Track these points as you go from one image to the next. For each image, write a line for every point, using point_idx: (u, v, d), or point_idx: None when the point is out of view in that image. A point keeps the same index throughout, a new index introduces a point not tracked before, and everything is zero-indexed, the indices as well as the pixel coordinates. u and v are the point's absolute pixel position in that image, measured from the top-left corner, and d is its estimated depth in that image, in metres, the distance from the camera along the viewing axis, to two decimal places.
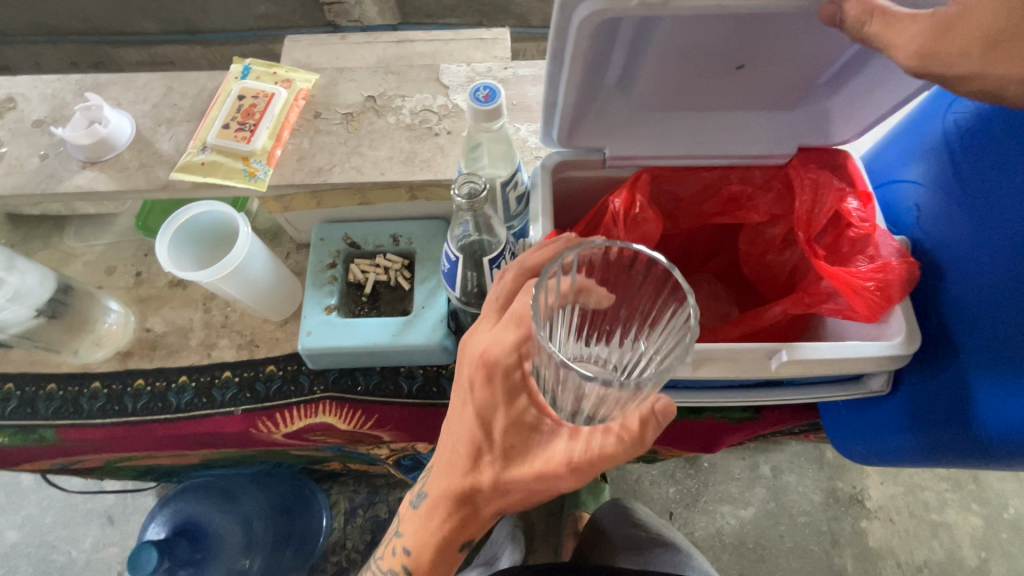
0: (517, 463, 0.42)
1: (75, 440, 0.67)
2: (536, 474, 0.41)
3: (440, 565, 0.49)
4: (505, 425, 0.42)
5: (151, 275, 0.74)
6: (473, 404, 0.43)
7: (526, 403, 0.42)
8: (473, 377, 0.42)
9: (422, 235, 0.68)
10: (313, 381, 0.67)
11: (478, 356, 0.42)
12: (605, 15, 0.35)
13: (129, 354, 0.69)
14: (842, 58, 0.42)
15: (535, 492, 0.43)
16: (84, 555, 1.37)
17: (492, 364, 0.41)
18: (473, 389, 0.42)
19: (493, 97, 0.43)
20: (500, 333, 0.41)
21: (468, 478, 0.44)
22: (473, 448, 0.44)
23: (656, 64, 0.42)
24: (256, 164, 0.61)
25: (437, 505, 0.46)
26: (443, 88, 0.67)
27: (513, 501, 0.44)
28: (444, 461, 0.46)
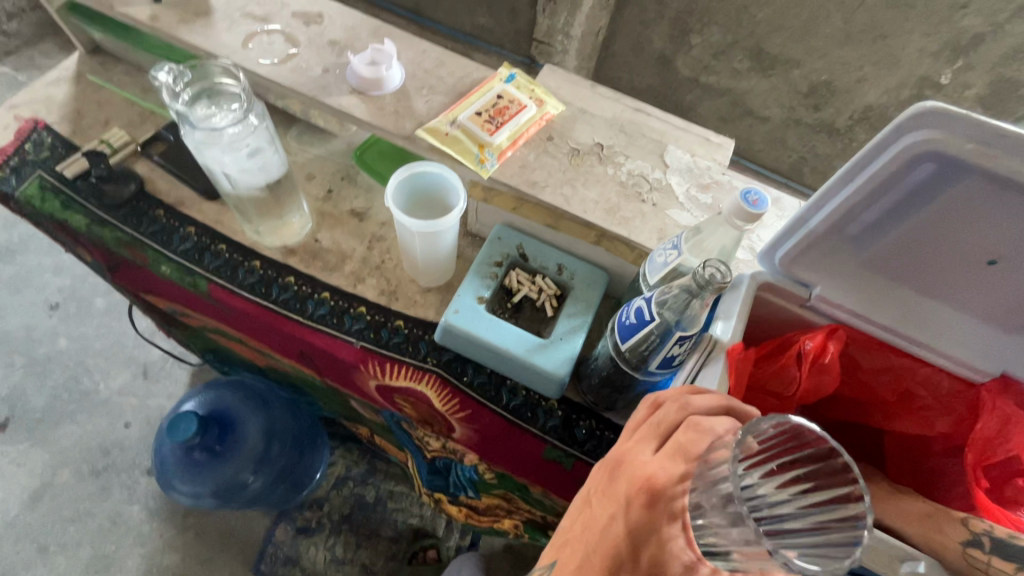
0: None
1: (217, 298, 0.74)
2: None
3: None
4: (653, 554, 0.42)
5: (339, 196, 0.81)
6: (623, 523, 0.44)
7: (677, 535, 0.41)
8: (629, 499, 0.44)
9: (584, 277, 0.71)
10: (430, 352, 0.71)
11: (643, 474, 0.44)
12: (927, 149, 0.38)
13: (293, 252, 0.76)
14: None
15: None
16: (107, 392, 1.45)
17: (655, 490, 0.43)
18: (628, 507, 0.43)
19: (762, 203, 0.46)
20: (667, 460, 0.44)
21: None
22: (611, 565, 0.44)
23: (915, 227, 0.45)
24: (488, 155, 0.68)
25: None
26: (663, 165, 0.73)
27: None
28: (571, 572, 0.46)
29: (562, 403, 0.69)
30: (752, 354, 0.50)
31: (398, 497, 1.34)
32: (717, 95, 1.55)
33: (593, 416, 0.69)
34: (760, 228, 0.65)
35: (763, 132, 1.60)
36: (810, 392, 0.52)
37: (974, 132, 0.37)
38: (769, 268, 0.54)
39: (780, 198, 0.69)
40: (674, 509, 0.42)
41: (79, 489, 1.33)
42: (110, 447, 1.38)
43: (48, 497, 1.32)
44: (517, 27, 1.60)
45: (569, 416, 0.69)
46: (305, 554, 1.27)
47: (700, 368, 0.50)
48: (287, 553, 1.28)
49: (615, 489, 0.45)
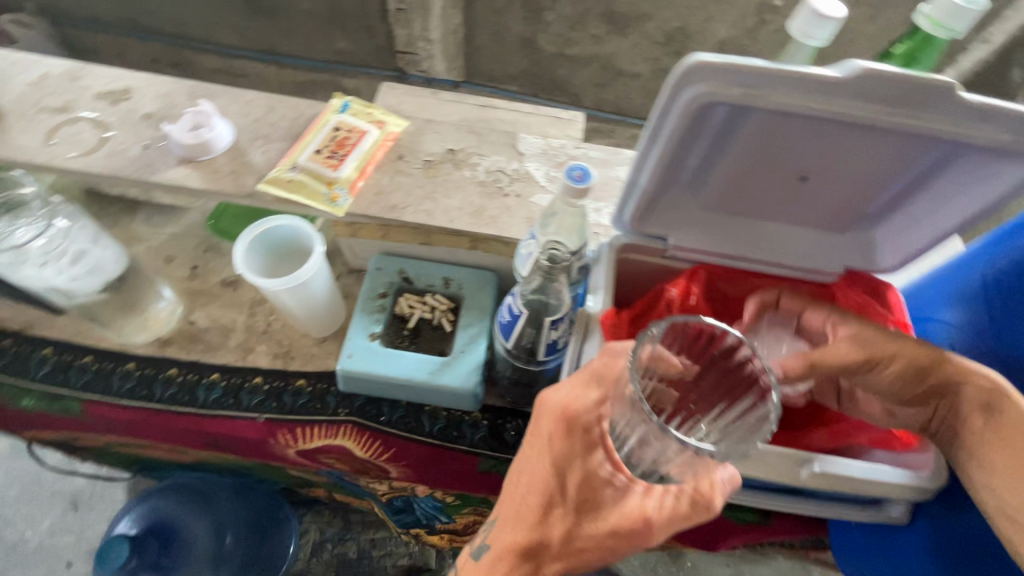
0: (589, 518, 0.46)
1: (98, 414, 0.68)
2: (610, 533, 0.45)
3: None
4: (580, 481, 0.46)
5: (206, 270, 0.77)
6: (550, 458, 0.46)
7: (602, 459, 0.45)
8: (552, 435, 0.45)
9: (473, 283, 0.71)
10: (339, 403, 0.68)
11: (558, 411, 0.45)
12: (708, 99, 0.40)
13: (168, 342, 0.71)
14: (897, 187, 0.47)
15: (607, 548, 0.46)
16: (38, 537, 1.32)
17: (573, 420, 0.45)
18: (552, 443, 0.45)
19: (586, 177, 0.47)
20: (581, 388, 0.45)
21: (539, 531, 0.47)
22: (544, 500, 0.47)
23: (733, 162, 0.47)
24: (339, 191, 0.66)
25: (502, 558, 0.49)
26: (518, 154, 0.73)
27: (577, 559, 0.48)
28: (513, 516, 0.49)
29: (485, 412, 0.69)
30: (625, 319, 0.51)
31: (381, 542, 1.30)
32: (586, 64, 1.58)
33: (518, 416, 0.69)
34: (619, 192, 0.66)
35: (635, 88, 1.65)
36: None
37: (739, 74, 0.38)
38: (625, 231, 0.55)
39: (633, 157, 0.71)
40: (592, 437, 0.45)
41: None
42: None
43: None
44: (378, 44, 1.57)
45: (495, 423, 0.68)
46: None
47: (581, 347, 0.51)
48: None
49: (537, 430, 0.47)
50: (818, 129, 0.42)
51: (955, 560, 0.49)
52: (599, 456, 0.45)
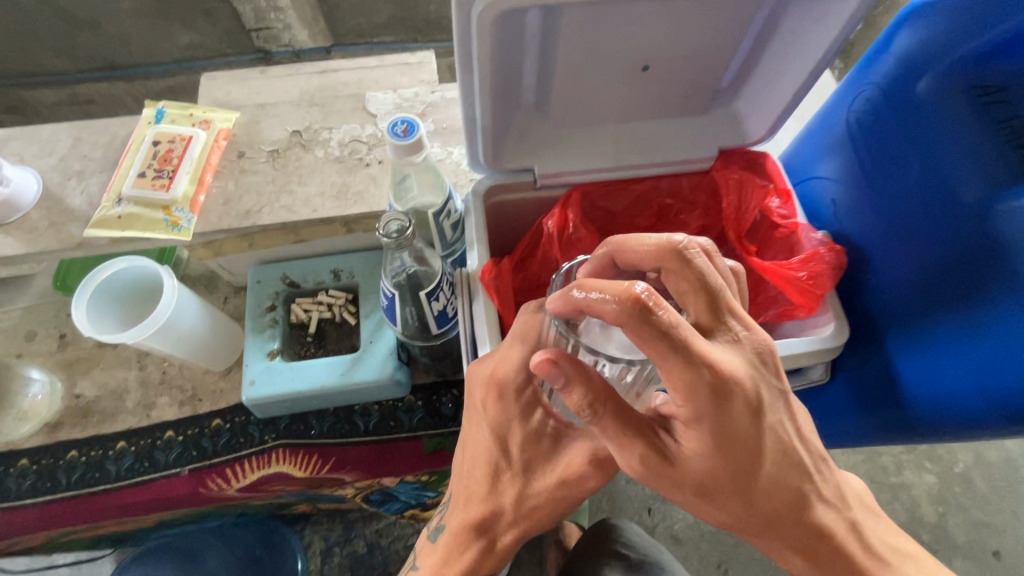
0: (540, 475, 0.42)
1: (5, 523, 0.62)
2: (566, 483, 0.41)
3: None
4: (522, 440, 0.42)
5: (77, 336, 0.69)
6: (487, 425, 0.42)
7: (542, 415, 0.42)
8: (485, 402, 0.41)
9: (364, 268, 0.66)
10: (264, 429, 0.64)
11: (487, 378, 0.41)
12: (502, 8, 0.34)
13: (59, 424, 0.64)
14: (741, 48, 0.45)
15: (565, 501, 0.43)
16: None
17: (501, 384, 0.40)
18: (484, 408, 0.41)
19: (412, 130, 0.42)
20: (507, 350, 0.40)
21: (490, 503, 0.43)
22: (489, 471, 0.43)
23: (570, 69, 0.43)
24: (179, 212, 0.59)
25: (461, 537, 0.45)
26: (371, 117, 0.66)
27: (538, 520, 0.44)
28: (464, 489, 0.45)
29: (418, 392, 0.66)
30: (505, 268, 0.47)
31: (387, 529, 1.26)
32: None
33: (451, 386, 0.66)
34: None
35: None
36: None
37: None
38: (485, 172, 0.50)
39: None
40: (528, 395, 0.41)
41: None
42: None
43: None
44: (226, 27, 1.31)
45: (430, 400, 0.66)
46: None
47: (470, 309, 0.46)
48: None
49: (471, 402, 0.42)
50: (636, 8, 0.38)
51: (874, 403, 0.50)
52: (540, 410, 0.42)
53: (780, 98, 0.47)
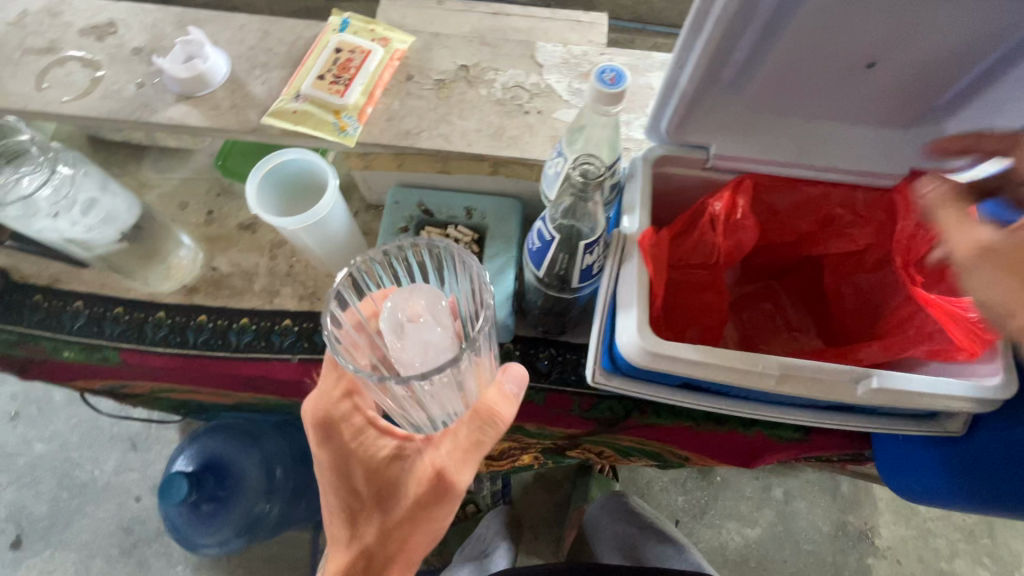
0: (391, 507, 0.50)
1: (135, 363, 0.69)
2: (415, 506, 0.49)
3: None
4: (368, 475, 0.50)
5: (221, 215, 0.74)
6: (328, 470, 0.51)
7: (378, 440, 0.50)
8: (319, 441, 0.50)
9: (496, 212, 0.67)
10: None
11: (316, 420, 0.49)
12: None
13: (195, 289, 0.70)
14: (982, 62, 0.41)
15: (419, 526, 0.50)
16: (105, 476, 1.42)
17: (329, 424, 0.49)
18: (323, 450, 0.50)
19: (619, 80, 0.41)
20: (327, 387, 0.50)
21: (358, 541, 0.51)
22: (350, 509, 0.51)
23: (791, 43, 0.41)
24: (347, 119, 0.61)
25: None
26: (537, 66, 0.66)
27: (407, 548, 0.51)
28: (337, 534, 0.53)
29: (517, 342, 0.68)
30: (663, 239, 0.48)
31: None
32: None
33: (550, 345, 0.67)
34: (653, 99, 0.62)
35: None
36: (731, 251, 0.51)
37: None
38: (661, 142, 0.50)
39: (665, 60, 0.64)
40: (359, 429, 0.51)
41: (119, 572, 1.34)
42: (131, 523, 1.38)
43: None
44: None
45: (528, 352, 0.67)
46: None
47: (619, 271, 0.47)
48: None
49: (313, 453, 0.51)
50: None
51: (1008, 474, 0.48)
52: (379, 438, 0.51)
53: (1007, 120, 0.43)
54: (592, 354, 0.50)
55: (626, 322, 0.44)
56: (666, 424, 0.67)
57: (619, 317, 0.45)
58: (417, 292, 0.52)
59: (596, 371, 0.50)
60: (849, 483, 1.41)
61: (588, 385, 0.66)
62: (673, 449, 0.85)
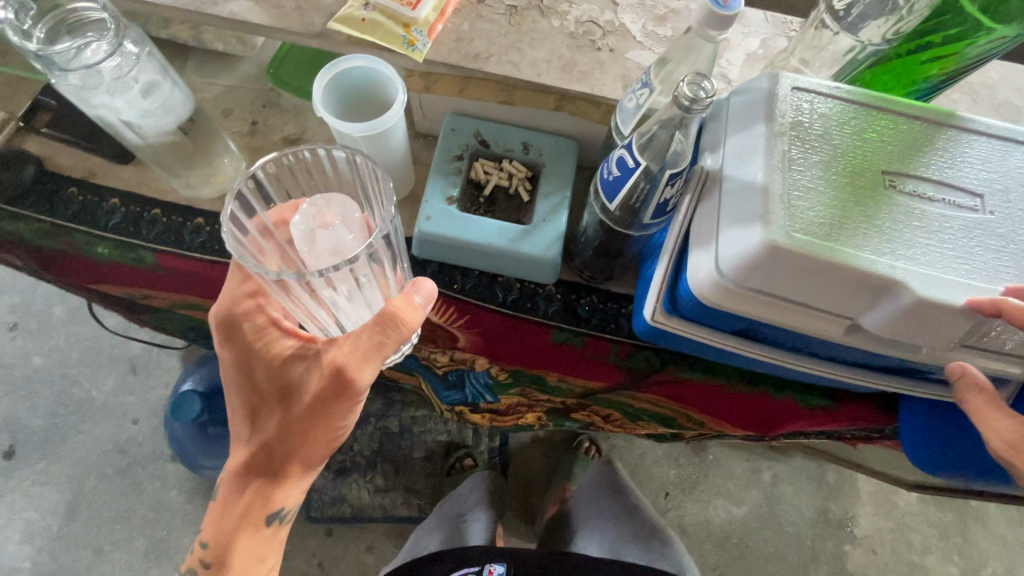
0: (291, 404, 0.57)
1: (173, 267, 0.68)
2: (317, 398, 0.55)
3: (259, 518, 0.62)
4: (267, 373, 0.57)
5: (266, 127, 0.72)
6: (232, 364, 0.59)
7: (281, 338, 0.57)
8: (226, 335, 0.58)
9: (553, 150, 0.66)
10: (413, 269, 0.66)
11: (224, 316, 0.57)
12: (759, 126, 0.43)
13: None
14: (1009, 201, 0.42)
15: (313, 418, 0.57)
16: (103, 396, 1.41)
17: (235, 322, 0.57)
18: (228, 346, 0.58)
19: (732, 4, 0.41)
20: (241, 289, 0.58)
21: (261, 430, 0.60)
22: (248, 401, 0.59)
23: (794, 210, 0.40)
24: (417, 34, 0.59)
25: (243, 464, 0.61)
26: (612, 4, 0.64)
27: (305, 440, 0.59)
28: (240, 423, 0.61)
29: (559, 286, 0.67)
30: None
31: (422, 420, 1.41)
32: None
33: (592, 292, 0.67)
34: (728, 51, 0.60)
35: None
36: None
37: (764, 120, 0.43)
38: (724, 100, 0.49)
39: (742, 12, 0.63)
40: (267, 329, 0.57)
41: (111, 491, 1.34)
42: (126, 445, 1.37)
43: (84, 506, 1.32)
44: None
45: (570, 297, 0.67)
46: (350, 492, 1.33)
47: (696, 206, 0.47)
48: (332, 495, 1.33)
49: (224, 353, 0.59)
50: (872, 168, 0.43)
51: None
52: (284, 339, 0.57)
53: None
54: (654, 294, 0.50)
55: (702, 259, 0.44)
56: (697, 380, 0.68)
57: (695, 255, 0.45)
58: (328, 199, 0.55)
59: (658, 312, 0.50)
60: (836, 472, 1.45)
61: (628, 334, 0.66)
62: (689, 413, 0.86)
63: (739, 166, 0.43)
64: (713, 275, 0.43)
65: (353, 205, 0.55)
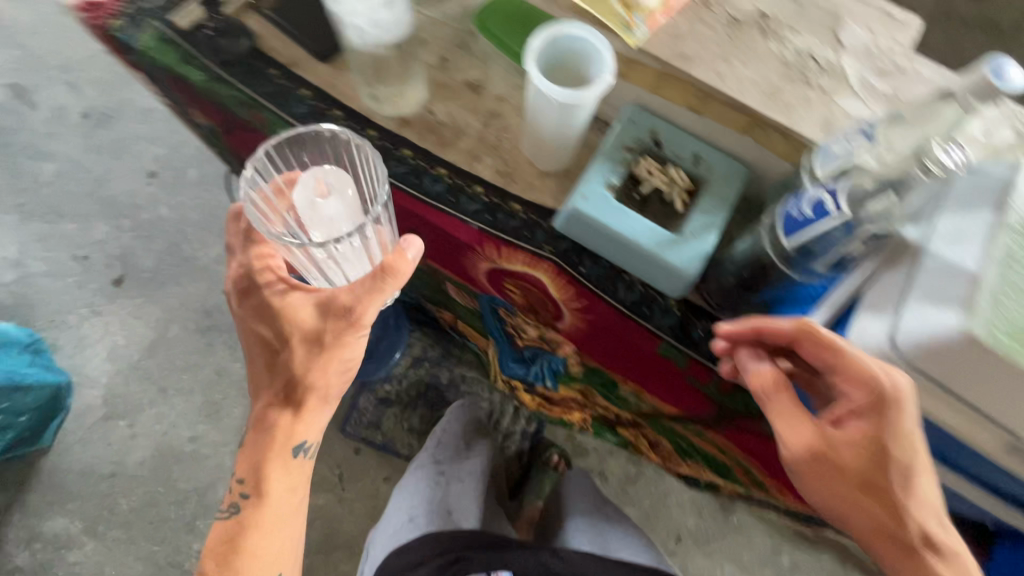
0: (310, 346, 0.68)
1: None
2: (331, 335, 0.67)
3: (282, 452, 0.73)
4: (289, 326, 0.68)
5: (453, 65, 0.75)
6: (258, 321, 0.69)
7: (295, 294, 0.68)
8: (251, 299, 0.68)
9: (722, 171, 0.65)
10: (547, 240, 0.68)
11: (247, 282, 0.68)
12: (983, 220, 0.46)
13: (409, 124, 0.72)
14: None
15: (328, 353, 0.68)
16: (206, 259, 1.53)
17: (257, 286, 0.67)
18: (252, 309, 0.68)
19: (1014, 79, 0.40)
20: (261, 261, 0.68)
21: (284, 375, 0.71)
22: (273, 349, 0.70)
23: (999, 306, 0.43)
24: (637, 19, 0.60)
25: (270, 404, 0.72)
26: (837, 44, 0.62)
27: (320, 374, 0.70)
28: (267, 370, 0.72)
29: (680, 303, 0.66)
30: None
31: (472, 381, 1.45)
32: None
33: (711, 320, 0.66)
34: None
35: None
36: None
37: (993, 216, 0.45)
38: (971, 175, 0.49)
39: None
40: (280, 287, 0.67)
41: (189, 343, 1.46)
42: (212, 309, 1.49)
43: (163, 348, 1.46)
44: None
45: (688, 317, 0.66)
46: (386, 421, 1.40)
47: (885, 271, 0.50)
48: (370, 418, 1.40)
49: (249, 314, 0.69)
50: None
51: None
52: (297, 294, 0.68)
53: None
54: None
55: (874, 324, 0.49)
56: None
57: (868, 317, 0.50)
58: (324, 171, 0.65)
59: (796, 364, 0.50)
60: None
61: None
62: (750, 470, 0.84)
63: (947, 248, 0.46)
64: (883, 341, 0.48)
65: (347, 176, 0.66)
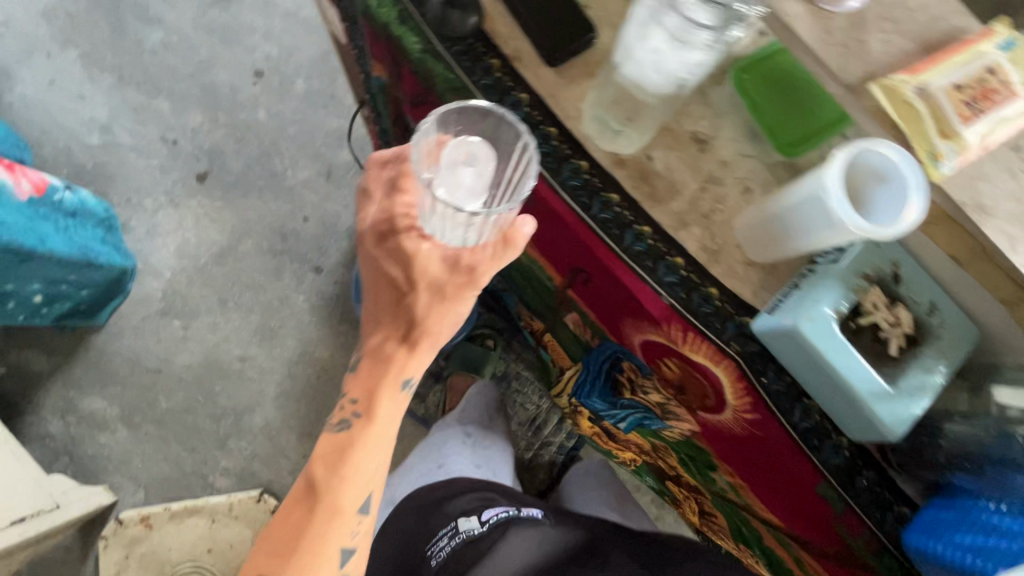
0: (430, 291, 0.60)
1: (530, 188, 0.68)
2: (454, 283, 0.59)
3: (383, 399, 0.65)
4: (408, 269, 0.61)
5: (685, 109, 0.66)
6: (378, 260, 0.63)
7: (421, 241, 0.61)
8: (377, 238, 0.63)
9: (955, 329, 0.59)
10: (737, 337, 0.63)
11: (375, 223, 0.63)
12: None
13: (622, 165, 0.64)
14: None
15: (447, 302, 0.60)
16: (293, 180, 1.46)
17: (385, 226, 0.62)
18: (375, 246, 0.63)
19: None
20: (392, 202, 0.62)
21: (397, 320, 0.63)
22: (393, 292, 0.63)
23: None
24: (948, 149, 0.51)
25: (377, 348, 0.65)
26: None
27: (432, 322, 0.62)
28: (379, 314, 0.65)
29: (853, 446, 0.64)
30: None
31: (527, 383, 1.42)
32: None
33: (876, 470, 0.64)
34: None
35: None
36: None
37: None
38: None
39: None
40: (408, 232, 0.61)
41: (258, 262, 1.42)
42: (288, 234, 1.43)
43: (232, 259, 1.41)
44: None
45: (856, 463, 0.64)
46: None
47: None
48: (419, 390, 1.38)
49: (373, 253, 0.64)
50: None
51: None
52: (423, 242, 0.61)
53: None
54: None
55: None
56: None
57: None
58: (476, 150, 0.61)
59: None
60: None
61: (882, 528, 0.64)
62: None
63: None
64: None
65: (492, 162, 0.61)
